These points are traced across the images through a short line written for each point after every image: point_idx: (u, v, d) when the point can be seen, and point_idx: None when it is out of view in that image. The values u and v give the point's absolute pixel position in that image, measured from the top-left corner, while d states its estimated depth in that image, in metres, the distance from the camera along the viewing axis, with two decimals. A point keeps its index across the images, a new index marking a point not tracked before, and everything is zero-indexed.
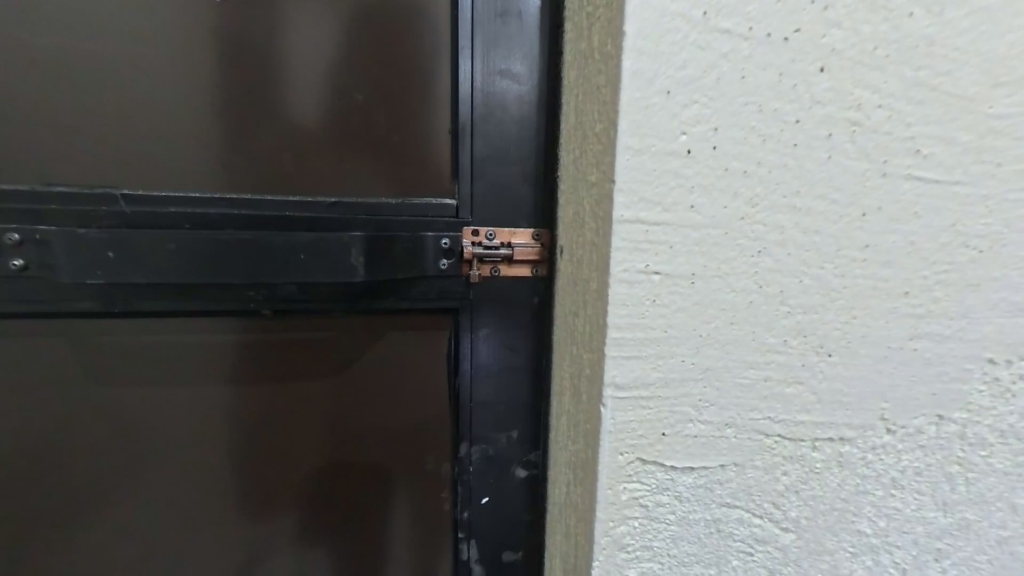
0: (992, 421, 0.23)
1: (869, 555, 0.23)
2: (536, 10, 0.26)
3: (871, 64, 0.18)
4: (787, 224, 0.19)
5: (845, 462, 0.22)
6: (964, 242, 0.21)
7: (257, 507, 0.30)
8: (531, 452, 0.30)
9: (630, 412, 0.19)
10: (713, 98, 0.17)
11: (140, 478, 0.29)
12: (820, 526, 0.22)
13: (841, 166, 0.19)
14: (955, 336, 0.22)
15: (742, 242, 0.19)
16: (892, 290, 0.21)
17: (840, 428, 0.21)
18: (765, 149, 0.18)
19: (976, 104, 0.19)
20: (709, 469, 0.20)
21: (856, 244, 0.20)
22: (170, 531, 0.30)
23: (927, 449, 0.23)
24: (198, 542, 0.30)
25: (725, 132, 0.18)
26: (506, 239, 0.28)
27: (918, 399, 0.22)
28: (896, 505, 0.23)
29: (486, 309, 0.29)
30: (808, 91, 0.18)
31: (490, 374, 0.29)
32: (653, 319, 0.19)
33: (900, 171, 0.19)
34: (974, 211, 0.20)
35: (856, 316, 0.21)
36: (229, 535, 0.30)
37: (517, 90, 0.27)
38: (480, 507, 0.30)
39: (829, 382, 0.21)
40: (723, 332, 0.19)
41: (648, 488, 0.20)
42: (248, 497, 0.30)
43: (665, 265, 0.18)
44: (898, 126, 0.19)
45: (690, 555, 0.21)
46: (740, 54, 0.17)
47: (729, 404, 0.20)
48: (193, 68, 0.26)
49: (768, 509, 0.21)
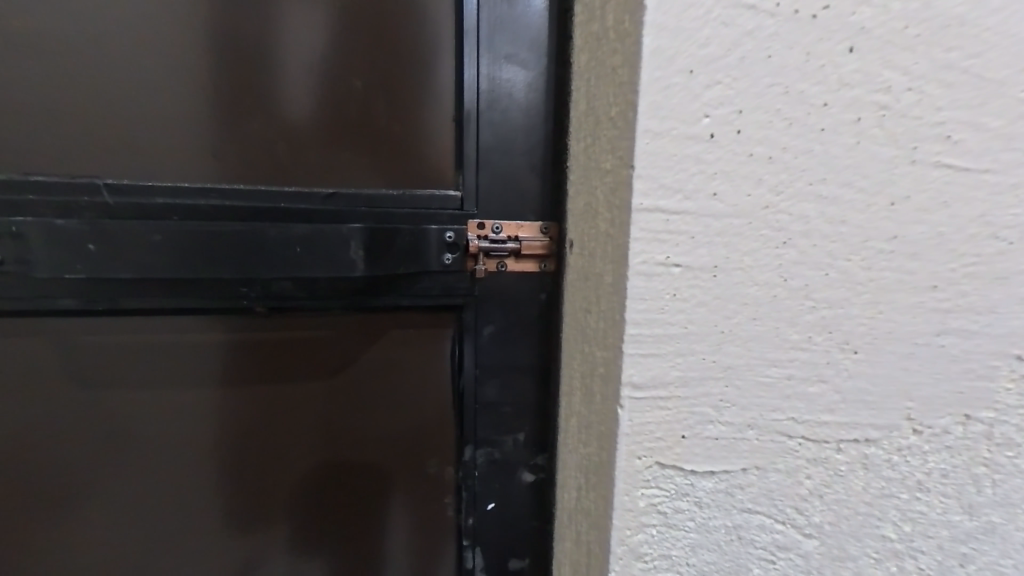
0: (1019, 420, 0.22)
1: (893, 562, 0.22)
2: None
3: (901, 45, 0.17)
4: (812, 214, 0.18)
5: (870, 465, 0.21)
6: (993, 233, 0.20)
7: (250, 515, 0.29)
8: (538, 456, 0.29)
9: (648, 413, 0.18)
10: (737, 79, 0.16)
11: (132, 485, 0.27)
12: (843, 531, 0.21)
13: (869, 153, 0.18)
14: (983, 331, 0.21)
15: (766, 233, 0.18)
16: (919, 284, 0.20)
17: (865, 428, 0.20)
18: (791, 134, 0.17)
19: (1008, 88, 0.18)
20: (730, 473, 0.19)
21: (883, 235, 0.19)
22: (160, 538, 0.28)
23: (953, 450, 0.22)
24: (186, 552, 0.29)
25: (750, 115, 0.17)
26: (512, 232, 0.27)
27: (944, 398, 0.21)
28: (921, 508, 0.22)
29: (492, 306, 0.28)
30: (835, 73, 0.17)
31: (495, 374, 0.28)
32: (672, 315, 0.18)
33: (928, 158, 0.19)
34: (1004, 200, 0.20)
35: (882, 311, 0.20)
36: (220, 545, 0.29)
37: (523, 77, 0.26)
38: (485, 512, 0.29)
39: (854, 381, 0.20)
40: (745, 328, 0.18)
41: (666, 493, 0.19)
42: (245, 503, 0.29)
43: (686, 257, 0.17)
44: (928, 110, 0.18)
45: (709, 564, 0.20)
46: (765, 31, 0.16)
47: (751, 404, 0.19)
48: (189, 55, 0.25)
49: (790, 514, 0.20)
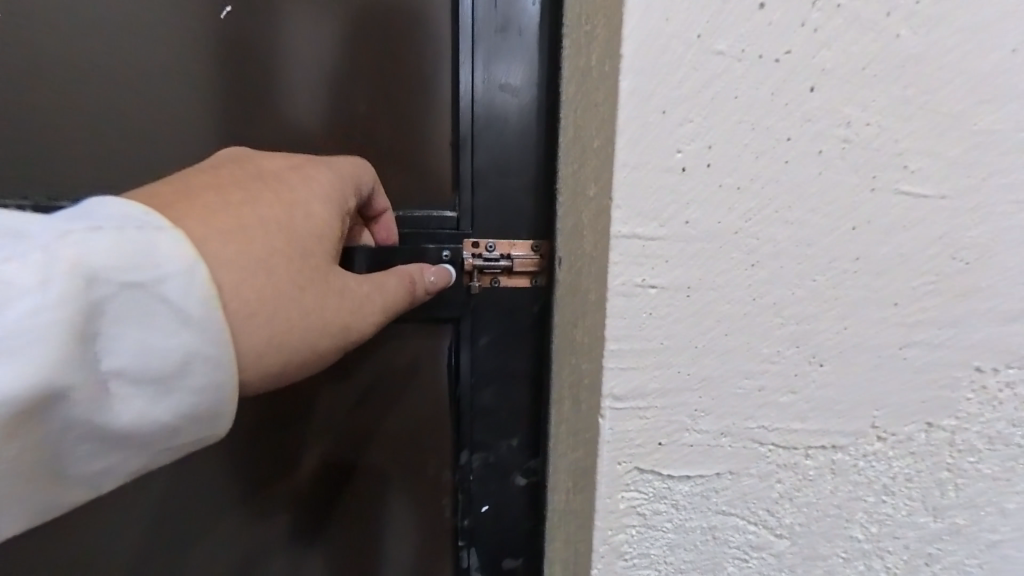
0: (979, 427, 0.24)
1: (861, 561, 0.24)
2: (535, 23, 0.27)
3: (861, 84, 0.19)
4: (781, 238, 0.19)
5: (838, 469, 0.22)
6: (951, 254, 0.21)
7: (257, 499, 0.32)
8: (531, 460, 0.30)
9: (628, 422, 0.20)
10: (708, 117, 0.18)
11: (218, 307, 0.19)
12: (814, 531, 0.23)
13: (833, 181, 0.19)
14: (945, 344, 0.22)
15: (737, 255, 0.19)
16: (884, 300, 0.21)
17: (833, 435, 0.22)
18: (760, 165, 0.19)
19: (962, 122, 0.20)
20: (706, 477, 0.21)
21: (847, 256, 0.20)
22: (184, 532, 0.32)
23: (918, 455, 0.23)
24: (202, 527, 0.32)
25: (720, 149, 0.18)
26: (506, 250, 0.28)
27: (909, 407, 0.23)
28: (888, 510, 0.24)
29: (486, 318, 0.29)
30: (799, 109, 0.18)
31: (489, 382, 0.30)
32: (650, 332, 0.19)
33: (889, 186, 0.20)
34: (961, 223, 0.21)
35: (848, 326, 0.21)
36: (232, 526, 0.32)
37: (517, 102, 0.27)
38: (480, 514, 0.31)
39: (823, 392, 0.21)
40: (719, 342, 0.20)
41: (646, 496, 0.20)
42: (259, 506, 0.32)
43: (662, 278, 0.19)
44: (888, 141, 0.20)
45: (687, 562, 0.21)
46: (734, 73, 0.18)
47: (726, 413, 0.20)
48: (206, 85, 0.30)
49: (763, 516, 0.22)
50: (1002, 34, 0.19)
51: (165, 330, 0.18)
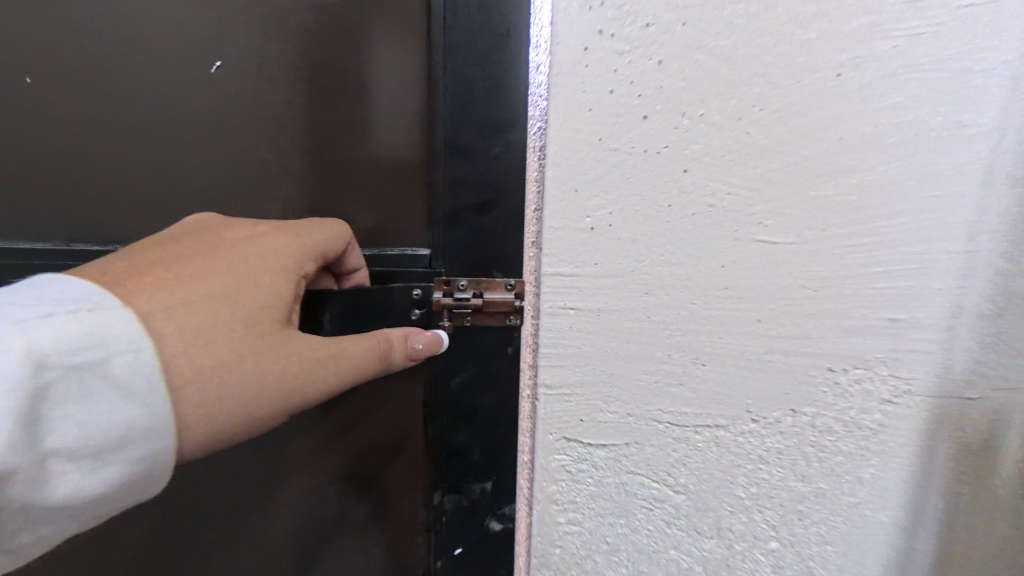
0: (834, 414, 0.31)
1: (744, 513, 0.31)
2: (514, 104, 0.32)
3: (722, 167, 0.27)
4: (668, 273, 0.27)
5: (720, 442, 0.30)
6: (801, 284, 0.29)
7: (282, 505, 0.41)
8: (504, 507, 0.37)
9: (556, 402, 0.28)
10: (608, 193, 0.26)
11: (154, 383, 0.26)
12: (704, 488, 0.30)
13: (705, 233, 0.27)
14: (802, 350, 0.30)
15: (635, 286, 0.27)
16: (750, 317, 0.29)
17: (714, 416, 0.30)
18: (648, 224, 0.26)
19: (800, 192, 0.28)
20: (617, 445, 0.29)
21: (719, 286, 0.28)
22: (220, 521, 0.41)
23: (786, 434, 0.31)
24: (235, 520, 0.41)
25: (618, 214, 0.26)
26: (477, 290, 0.35)
27: (776, 397, 0.30)
28: (764, 475, 0.31)
29: (470, 367, 0.35)
30: (675, 185, 0.26)
31: (474, 430, 0.36)
32: (571, 339, 0.27)
33: (749, 237, 0.28)
34: (806, 262, 0.29)
35: (724, 336, 0.29)
36: (258, 524, 0.41)
37: (492, 166, 0.33)
38: (454, 548, 0.38)
39: (707, 384, 0.29)
40: (624, 348, 0.28)
41: (572, 457, 0.28)
42: (277, 520, 0.41)
43: (578, 303, 0.27)
44: (745, 205, 0.27)
45: (604, 508, 0.29)
46: (625, 164, 0.26)
47: (631, 399, 0.28)
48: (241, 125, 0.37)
49: (663, 476, 0.30)
50: (823, 132, 0.28)
51: (103, 415, 0.25)
